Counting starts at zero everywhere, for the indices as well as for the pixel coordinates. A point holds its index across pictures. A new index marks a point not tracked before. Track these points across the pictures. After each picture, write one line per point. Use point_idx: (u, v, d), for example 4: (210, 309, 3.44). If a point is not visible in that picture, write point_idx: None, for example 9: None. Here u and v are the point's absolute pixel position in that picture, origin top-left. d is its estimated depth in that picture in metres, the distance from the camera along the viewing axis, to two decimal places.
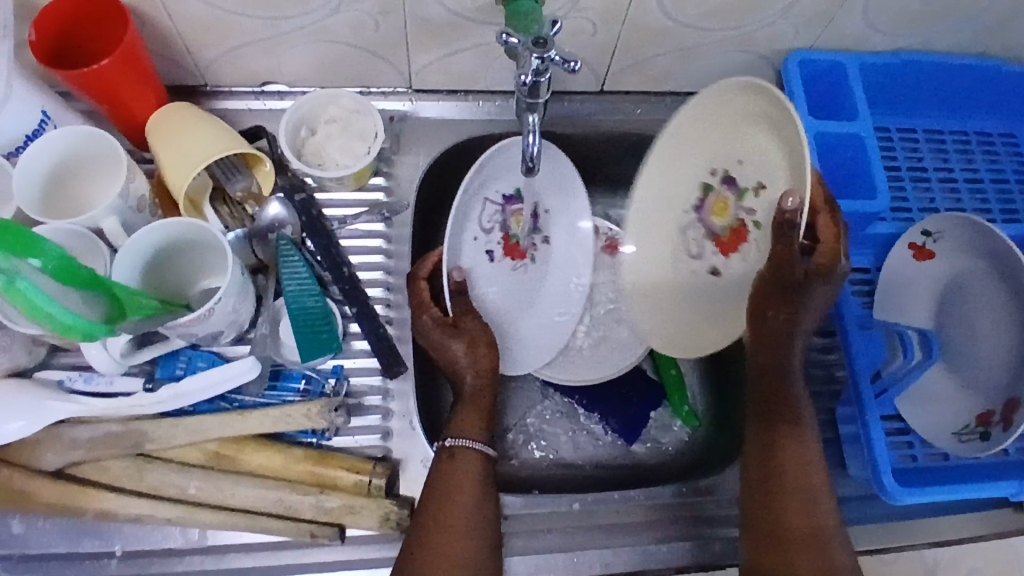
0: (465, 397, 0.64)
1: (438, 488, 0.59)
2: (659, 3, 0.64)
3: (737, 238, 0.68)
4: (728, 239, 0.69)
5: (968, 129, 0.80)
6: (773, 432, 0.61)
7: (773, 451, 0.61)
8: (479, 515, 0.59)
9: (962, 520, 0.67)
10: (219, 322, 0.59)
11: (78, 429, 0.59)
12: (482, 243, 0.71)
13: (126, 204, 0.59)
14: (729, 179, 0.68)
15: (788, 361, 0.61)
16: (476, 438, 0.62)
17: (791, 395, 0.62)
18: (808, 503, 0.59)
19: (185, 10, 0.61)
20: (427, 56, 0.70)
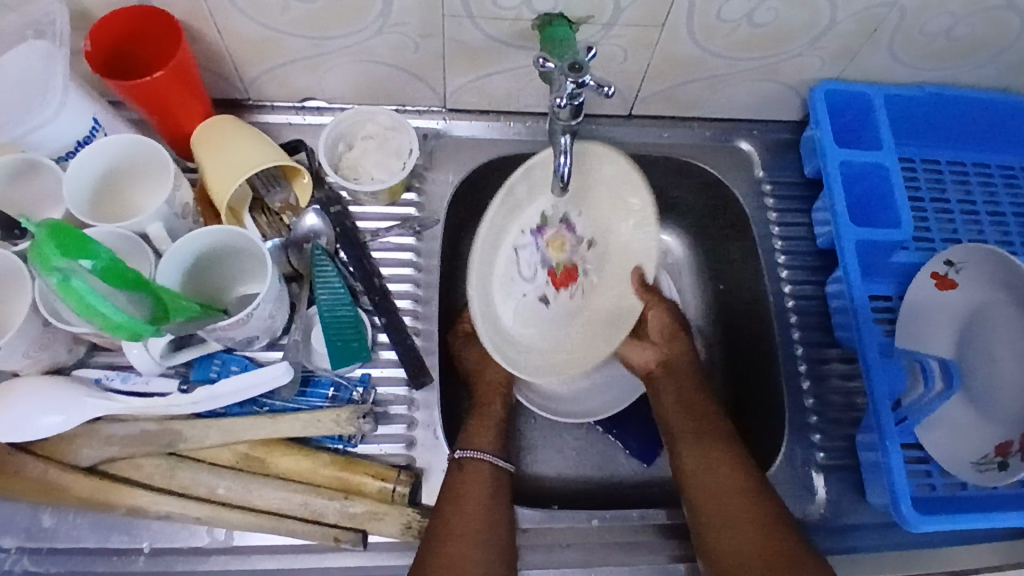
0: (478, 408, 0.68)
1: (459, 493, 0.61)
2: (689, 33, 0.66)
3: (568, 276, 0.72)
4: (563, 274, 0.72)
5: (990, 162, 0.81)
6: (704, 447, 0.66)
7: (712, 471, 0.64)
8: (494, 518, 0.61)
9: (980, 551, 0.67)
10: (255, 327, 0.61)
11: (115, 425, 0.60)
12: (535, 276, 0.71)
13: (171, 211, 0.62)
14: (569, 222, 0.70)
15: (698, 393, 0.70)
16: (491, 451, 0.65)
17: (705, 422, 0.68)
18: (755, 515, 0.61)
19: (236, 27, 0.64)
20: (462, 77, 0.72)
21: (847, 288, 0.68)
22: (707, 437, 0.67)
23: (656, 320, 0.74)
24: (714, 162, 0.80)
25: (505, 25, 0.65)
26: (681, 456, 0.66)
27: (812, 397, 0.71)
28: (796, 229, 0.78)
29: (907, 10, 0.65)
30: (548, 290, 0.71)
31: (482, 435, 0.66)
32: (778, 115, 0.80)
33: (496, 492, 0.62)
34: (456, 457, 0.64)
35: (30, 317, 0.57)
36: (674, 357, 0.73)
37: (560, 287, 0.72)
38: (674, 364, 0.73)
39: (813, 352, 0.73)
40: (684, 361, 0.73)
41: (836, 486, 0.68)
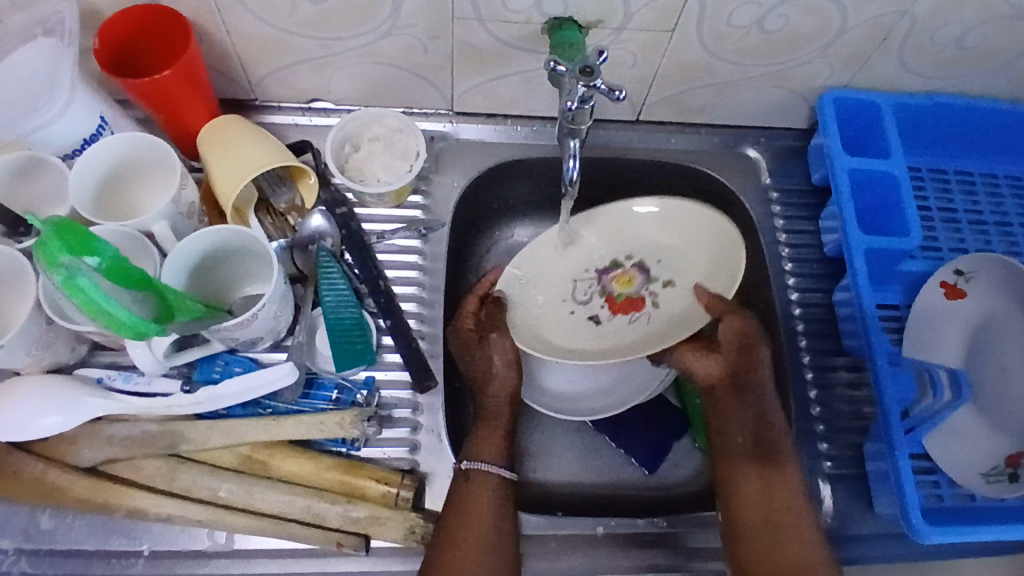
0: (486, 414, 0.65)
1: (462, 503, 0.60)
2: (699, 38, 0.66)
3: (631, 307, 0.71)
4: (623, 304, 0.71)
5: (997, 172, 0.81)
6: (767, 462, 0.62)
7: (765, 503, 0.60)
8: (499, 533, 0.59)
9: (986, 562, 0.66)
10: (259, 328, 0.60)
11: (116, 426, 0.60)
12: (582, 310, 0.71)
13: (176, 210, 0.61)
14: (642, 265, 0.72)
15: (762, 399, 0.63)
16: (494, 461, 0.62)
17: (769, 451, 0.62)
18: (802, 557, 0.58)
19: (244, 27, 0.64)
20: (470, 80, 0.72)
21: (857, 295, 0.68)
22: (766, 462, 0.62)
23: (728, 330, 0.64)
24: (722, 168, 0.80)
25: (515, 28, 0.64)
26: (738, 474, 0.62)
27: (819, 406, 0.70)
28: (803, 237, 0.77)
29: (918, 18, 0.65)
30: (603, 312, 0.71)
31: (489, 443, 0.63)
32: (786, 122, 0.79)
33: (501, 505, 0.60)
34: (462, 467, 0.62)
35: (33, 315, 0.56)
36: (745, 370, 0.64)
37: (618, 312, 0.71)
38: (744, 377, 0.64)
39: (820, 360, 0.72)
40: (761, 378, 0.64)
41: (842, 495, 0.67)
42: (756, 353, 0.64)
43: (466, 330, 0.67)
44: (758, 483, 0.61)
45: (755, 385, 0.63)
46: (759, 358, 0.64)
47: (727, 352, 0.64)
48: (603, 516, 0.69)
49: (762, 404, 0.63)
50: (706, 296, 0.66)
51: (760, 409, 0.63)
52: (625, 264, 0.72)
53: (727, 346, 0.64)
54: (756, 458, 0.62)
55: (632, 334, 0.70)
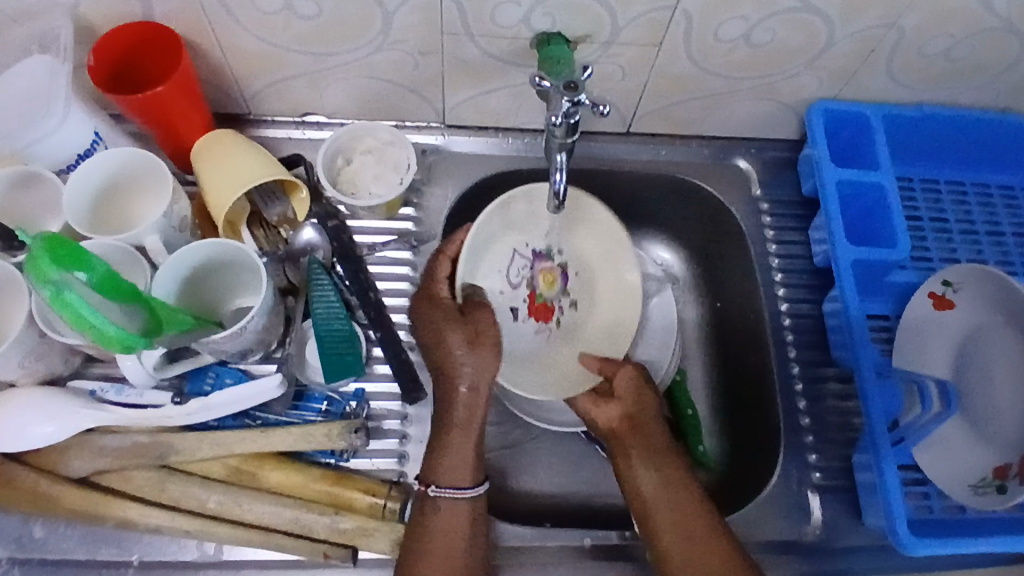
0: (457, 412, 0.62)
1: (434, 528, 0.58)
2: (687, 51, 0.67)
3: (545, 311, 0.73)
4: (542, 307, 0.73)
5: (989, 183, 0.81)
6: (671, 489, 0.61)
7: (695, 527, 0.59)
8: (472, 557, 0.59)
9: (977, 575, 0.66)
10: (249, 339, 0.61)
11: (107, 437, 0.60)
12: (507, 297, 0.71)
13: (169, 223, 0.62)
14: (564, 272, 0.73)
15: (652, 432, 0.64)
16: (461, 484, 0.60)
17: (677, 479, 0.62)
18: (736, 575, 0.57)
19: (237, 43, 0.65)
20: (461, 94, 0.73)
21: (844, 306, 0.68)
22: (675, 487, 0.61)
23: (623, 380, 0.66)
24: (712, 180, 0.80)
25: (504, 43, 0.65)
26: (643, 508, 0.61)
27: (808, 417, 0.70)
28: (793, 247, 0.78)
29: (906, 31, 0.65)
30: (522, 307, 0.72)
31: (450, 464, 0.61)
32: (776, 133, 0.80)
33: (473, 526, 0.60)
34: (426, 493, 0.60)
35: (26, 327, 0.57)
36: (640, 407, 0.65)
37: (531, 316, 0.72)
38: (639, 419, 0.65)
39: (810, 371, 0.72)
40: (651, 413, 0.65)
41: (830, 507, 0.67)
42: (641, 393, 0.66)
43: (452, 316, 0.64)
44: (678, 509, 0.60)
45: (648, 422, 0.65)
46: (651, 395, 0.66)
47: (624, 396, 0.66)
48: (591, 528, 0.69)
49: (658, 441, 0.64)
50: (595, 361, 0.69)
51: (658, 443, 0.64)
52: (551, 263, 0.73)
53: (624, 393, 0.66)
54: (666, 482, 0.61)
55: (542, 339, 0.72)
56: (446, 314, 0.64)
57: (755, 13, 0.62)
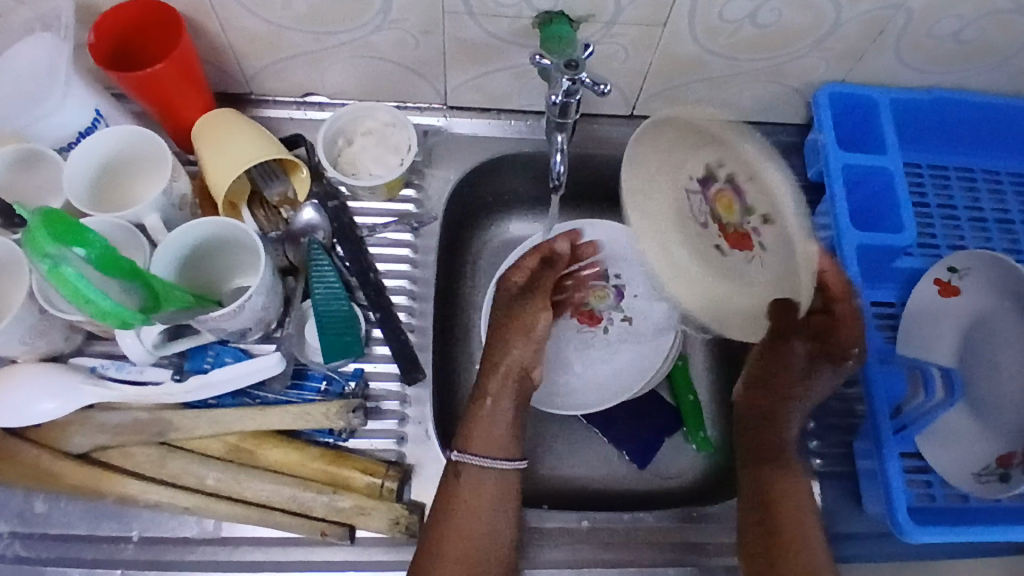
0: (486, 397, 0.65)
1: (461, 494, 0.61)
2: (691, 32, 0.66)
3: (741, 241, 0.66)
4: (734, 238, 0.66)
5: (998, 169, 0.80)
6: (766, 472, 0.65)
7: (786, 510, 0.63)
8: (495, 530, 0.61)
9: (978, 564, 0.65)
10: (248, 319, 0.61)
11: (107, 414, 0.61)
12: (704, 241, 0.67)
13: (168, 202, 0.62)
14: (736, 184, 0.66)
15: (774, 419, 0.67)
16: (483, 454, 0.63)
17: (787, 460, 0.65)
18: (809, 558, 0.61)
19: (237, 22, 0.65)
20: (463, 75, 0.72)
21: (847, 293, 0.67)
22: (778, 471, 0.65)
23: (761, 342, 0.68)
24: None
25: (505, 23, 0.65)
26: (746, 485, 0.65)
27: (809, 403, 0.70)
28: None
29: (914, 12, 0.64)
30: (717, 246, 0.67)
31: (481, 436, 0.63)
32: (782, 117, 0.79)
33: (502, 498, 0.62)
34: (452, 459, 0.62)
35: (26, 304, 0.57)
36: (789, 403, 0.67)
37: (736, 247, 0.66)
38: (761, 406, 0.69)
39: None
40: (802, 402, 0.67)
41: (830, 493, 0.67)
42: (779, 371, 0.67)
43: (515, 293, 0.69)
44: (772, 491, 0.64)
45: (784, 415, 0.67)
46: (807, 391, 0.66)
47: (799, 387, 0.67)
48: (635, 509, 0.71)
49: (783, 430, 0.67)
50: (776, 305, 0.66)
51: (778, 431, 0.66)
52: (719, 184, 0.66)
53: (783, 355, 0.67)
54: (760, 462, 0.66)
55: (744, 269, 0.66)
56: (510, 296, 0.69)
57: None
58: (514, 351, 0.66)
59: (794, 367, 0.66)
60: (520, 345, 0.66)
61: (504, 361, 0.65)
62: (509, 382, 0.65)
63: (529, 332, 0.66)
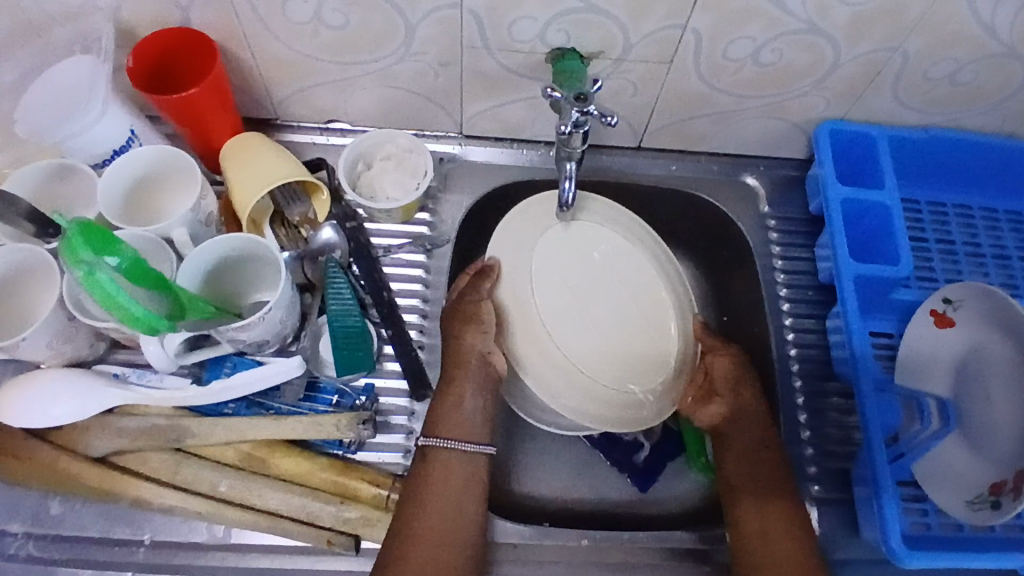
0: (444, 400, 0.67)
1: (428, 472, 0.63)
2: (697, 70, 0.69)
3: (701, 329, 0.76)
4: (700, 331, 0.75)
5: (996, 207, 0.82)
6: (756, 501, 0.64)
7: (770, 539, 0.62)
8: (463, 512, 0.62)
9: None
10: (267, 330, 0.63)
11: (126, 419, 0.63)
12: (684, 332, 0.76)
13: (196, 218, 0.65)
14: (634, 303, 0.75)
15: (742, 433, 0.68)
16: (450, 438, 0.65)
17: (755, 482, 0.66)
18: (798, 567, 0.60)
19: (268, 51, 0.69)
20: (479, 105, 0.76)
21: (845, 323, 0.70)
22: (769, 499, 0.64)
23: (722, 367, 0.71)
24: (720, 196, 0.82)
25: (519, 57, 0.68)
26: (738, 508, 0.65)
27: (808, 429, 0.71)
28: (798, 264, 0.79)
29: (910, 55, 0.67)
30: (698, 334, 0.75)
31: (448, 423, 0.66)
32: (784, 152, 0.82)
33: (467, 483, 0.63)
34: (421, 446, 0.64)
35: (56, 310, 0.60)
36: (742, 405, 0.70)
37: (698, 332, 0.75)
38: (743, 417, 0.69)
39: (813, 386, 0.73)
40: (755, 415, 0.69)
41: (828, 518, 0.68)
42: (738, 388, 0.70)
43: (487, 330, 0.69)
44: (757, 524, 0.63)
45: (748, 418, 0.69)
46: (745, 424, 0.69)
47: (726, 394, 0.71)
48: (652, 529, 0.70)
49: (756, 436, 0.68)
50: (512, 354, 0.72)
51: (757, 440, 0.68)
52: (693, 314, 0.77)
53: (724, 385, 0.71)
54: (756, 486, 0.65)
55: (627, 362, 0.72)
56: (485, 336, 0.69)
57: (762, 34, 0.65)
58: (468, 342, 0.68)
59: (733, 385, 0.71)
60: (473, 334, 0.69)
61: (469, 355, 0.68)
62: (473, 375, 0.68)
63: (478, 321, 0.69)
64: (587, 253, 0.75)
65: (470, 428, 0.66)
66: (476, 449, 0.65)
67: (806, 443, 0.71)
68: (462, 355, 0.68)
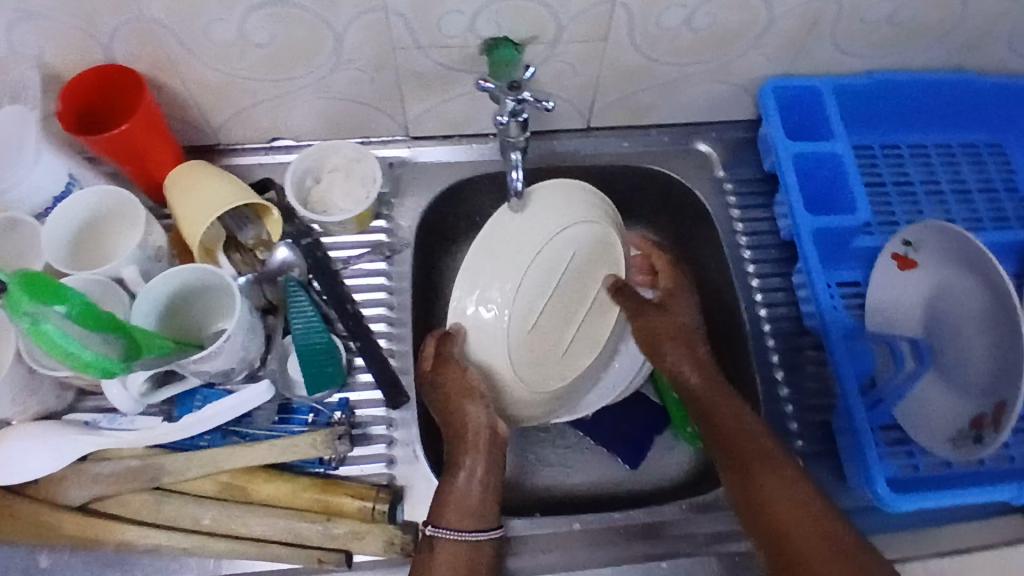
0: (445, 488, 0.63)
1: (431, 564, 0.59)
2: (633, 43, 0.69)
3: None
4: None
5: (950, 143, 0.83)
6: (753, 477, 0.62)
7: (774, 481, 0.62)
8: None
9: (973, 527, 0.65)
10: (229, 359, 0.63)
11: (100, 464, 0.62)
12: None
13: (145, 254, 0.64)
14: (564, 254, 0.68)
15: (675, 358, 0.71)
16: (461, 527, 0.61)
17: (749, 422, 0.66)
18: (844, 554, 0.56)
19: (200, 76, 0.68)
20: (422, 105, 0.75)
21: (809, 279, 0.69)
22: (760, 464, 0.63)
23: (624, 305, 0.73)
24: (676, 167, 0.82)
25: (453, 52, 0.68)
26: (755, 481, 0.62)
27: (787, 386, 0.71)
28: (759, 223, 0.79)
29: (843, 2, 0.67)
30: None
31: (457, 508, 0.62)
32: (734, 115, 0.81)
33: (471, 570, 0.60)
34: (427, 534, 0.61)
35: (15, 365, 0.60)
36: (653, 330, 0.72)
37: None
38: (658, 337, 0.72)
39: (787, 343, 0.73)
40: (666, 337, 0.72)
41: (816, 471, 0.68)
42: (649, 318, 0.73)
43: (470, 390, 0.65)
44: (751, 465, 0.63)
45: (662, 343, 0.72)
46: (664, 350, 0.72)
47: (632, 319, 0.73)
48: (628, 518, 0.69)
49: (688, 355, 0.71)
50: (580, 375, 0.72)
51: (692, 363, 0.70)
52: None
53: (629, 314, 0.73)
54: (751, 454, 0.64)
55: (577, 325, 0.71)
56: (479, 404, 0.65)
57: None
58: (471, 417, 0.65)
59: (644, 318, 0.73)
60: (472, 406, 0.65)
61: (474, 431, 0.65)
62: (483, 449, 0.64)
63: (472, 392, 0.65)
64: (525, 258, 0.65)
65: (480, 511, 0.62)
66: (485, 536, 0.61)
67: (788, 401, 0.71)
68: (462, 429, 0.65)
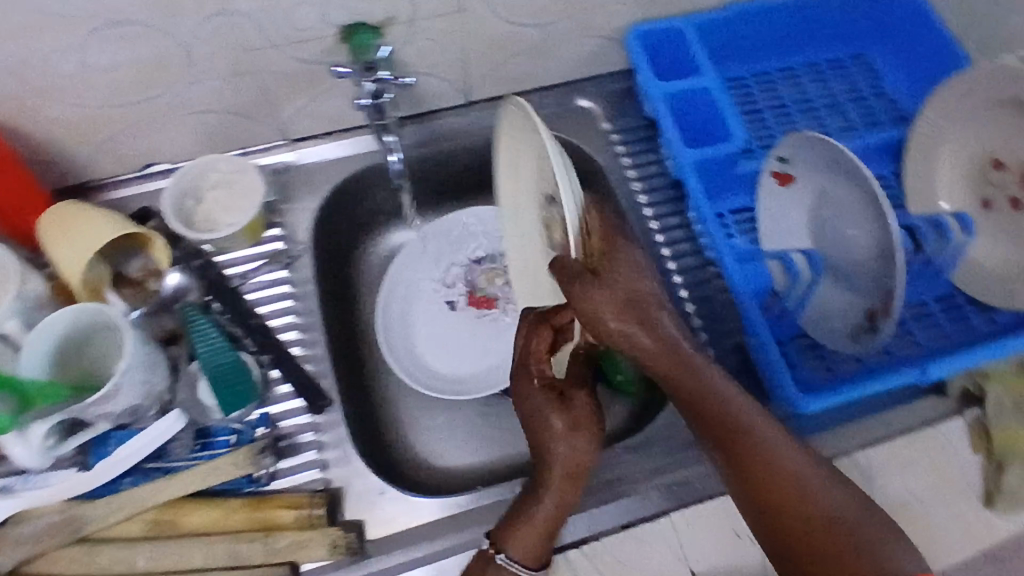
0: (522, 513, 0.59)
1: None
2: (493, 9, 0.69)
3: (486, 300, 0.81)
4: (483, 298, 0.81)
5: (818, 61, 0.86)
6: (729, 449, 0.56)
7: (784, 489, 0.55)
8: None
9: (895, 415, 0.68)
10: (131, 395, 0.61)
11: (19, 527, 0.60)
12: (444, 295, 0.81)
13: (26, 305, 0.62)
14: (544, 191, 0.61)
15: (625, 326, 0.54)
16: (523, 559, 0.57)
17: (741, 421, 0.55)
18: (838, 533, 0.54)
19: (52, 112, 0.65)
20: (294, 105, 0.73)
21: (698, 211, 0.72)
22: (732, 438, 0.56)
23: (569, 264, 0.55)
24: (562, 127, 0.83)
25: (312, 46, 0.67)
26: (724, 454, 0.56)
27: (698, 316, 0.74)
28: (650, 167, 0.81)
29: None
30: (460, 300, 0.81)
31: (526, 540, 0.58)
32: (609, 67, 0.83)
33: None
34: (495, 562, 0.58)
35: None
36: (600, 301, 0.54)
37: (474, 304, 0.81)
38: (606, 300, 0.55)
39: (693, 276, 0.76)
40: (613, 300, 0.55)
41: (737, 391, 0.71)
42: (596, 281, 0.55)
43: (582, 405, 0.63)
44: (757, 463, 0.55)
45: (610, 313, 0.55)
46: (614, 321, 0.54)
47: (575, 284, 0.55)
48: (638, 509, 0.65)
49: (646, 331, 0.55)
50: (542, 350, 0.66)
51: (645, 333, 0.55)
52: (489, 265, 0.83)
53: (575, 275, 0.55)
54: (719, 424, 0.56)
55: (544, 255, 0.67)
56: (585, 415, 0.62)
57: None
58: (558, 433, 0.61)
59: (587, 284, 0.54)
60: (562, 421, 0.62)
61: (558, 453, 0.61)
62: (566, 476, 0.60)
63: (566, 402, 0.63)
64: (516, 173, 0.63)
65: (541, 545, 0.58)
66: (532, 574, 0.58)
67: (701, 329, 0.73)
68: (546, 451, 0.61)
